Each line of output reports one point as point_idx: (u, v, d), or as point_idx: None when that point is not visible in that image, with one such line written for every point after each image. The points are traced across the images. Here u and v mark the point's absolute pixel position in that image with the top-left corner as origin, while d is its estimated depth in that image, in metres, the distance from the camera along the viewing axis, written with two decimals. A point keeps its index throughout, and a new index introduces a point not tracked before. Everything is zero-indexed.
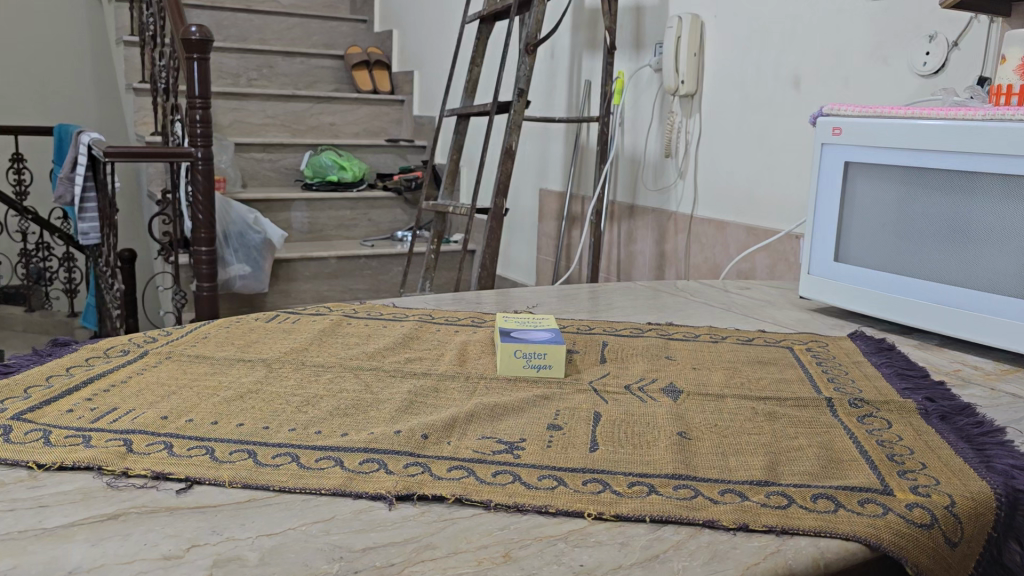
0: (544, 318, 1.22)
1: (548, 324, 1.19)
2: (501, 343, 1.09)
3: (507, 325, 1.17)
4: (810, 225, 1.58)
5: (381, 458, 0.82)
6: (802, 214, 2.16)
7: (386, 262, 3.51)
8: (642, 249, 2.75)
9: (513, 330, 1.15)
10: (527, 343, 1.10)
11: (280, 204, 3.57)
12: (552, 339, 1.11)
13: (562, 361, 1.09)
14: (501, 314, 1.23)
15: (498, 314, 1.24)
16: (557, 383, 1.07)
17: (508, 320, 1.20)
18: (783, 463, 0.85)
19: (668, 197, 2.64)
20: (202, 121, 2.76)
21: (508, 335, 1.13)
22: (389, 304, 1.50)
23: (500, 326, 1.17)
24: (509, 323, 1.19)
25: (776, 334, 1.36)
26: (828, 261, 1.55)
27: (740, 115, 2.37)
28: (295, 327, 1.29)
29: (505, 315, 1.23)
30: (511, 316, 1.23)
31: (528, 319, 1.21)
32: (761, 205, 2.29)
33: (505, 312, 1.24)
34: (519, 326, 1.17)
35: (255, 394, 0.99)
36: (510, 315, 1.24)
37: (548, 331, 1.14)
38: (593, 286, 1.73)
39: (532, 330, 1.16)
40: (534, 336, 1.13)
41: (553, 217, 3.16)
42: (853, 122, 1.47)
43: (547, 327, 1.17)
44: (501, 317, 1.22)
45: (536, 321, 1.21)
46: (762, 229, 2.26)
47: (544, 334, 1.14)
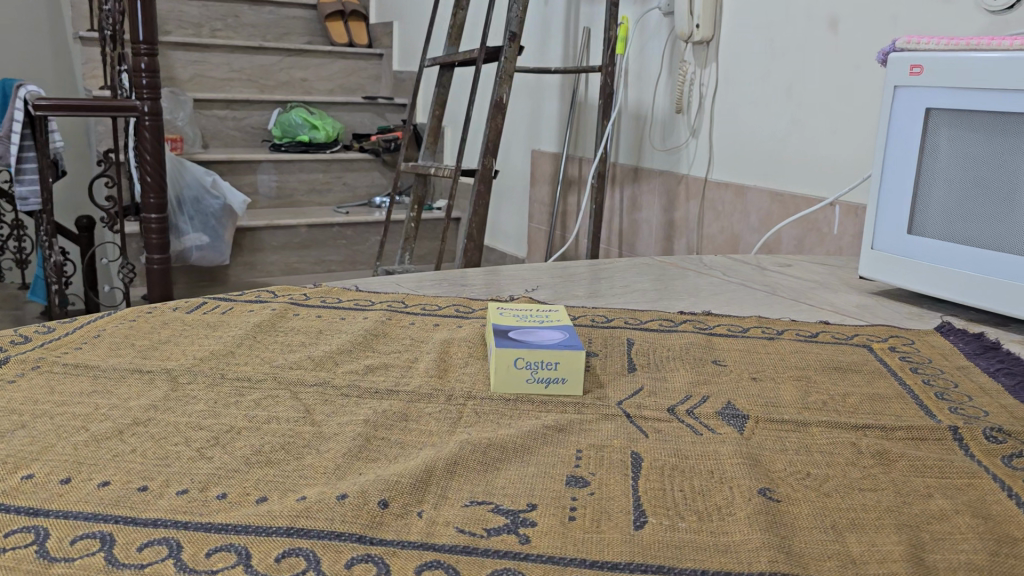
0: (554, 310, 0.93)
1: (560, 320, 0.89)
2: (496, 348, 0.79)
3: (504, 323, 0.87)
4: (874, 187, 1.27)
5: (314, 551, 0.52)
6: (836, 176, 1.85)
7: (363, 231, 3.20)
8: (647, 217, 2.46)
9: (513, 328, 0.85)
10: (532, 346, 0.79)
11: (245, 166, 3.23)
12: (566, 342, 0.81)
13: (580, 372, 0.79)
14: (495, 309, 0.93)
15: (489, 307, 0.93)
16: (574, 405, 0.77)
17: (504, 315, 0.90)
18: (930, 549, 0.55)
19: (678, 158, 2.33)
20: (148, 70, 2.41)
21: (503, 335, 0.83)
22: (354, 284, 1.20)
23: (494, 323, 0.86)
24: (506, 318, 0.89)
25: (844, 327, 1.06)
26: (896, 233, 1.24)
27: (763, 62, 2.04)
28: (224, 321, 0.98)
29: (501, 309, 0.92)
30: (510, 309, 0.92)
31: (534, 312, 0.91)
32: (787, 168, 1.99)
33: (499, 304, 0.94)
34: (521, 323, 0.87)
35: (142, 428, 0.69)
36: (507, 307, 0.94)
37: (561, 331, 0.84)
38: (604, 262, 1.43)
39: (537, 328, 0.85)
40: (541, 337, 0.83)
41: (546, 181, 2.85)
42: (937, 57, 1.16)
43: (558, 324, 0.87)
44: (495, 311, 0.92)
45: (544, 314, 0.91)
46: (788, 196, 1.97)
47: (555, 335, 0.83)
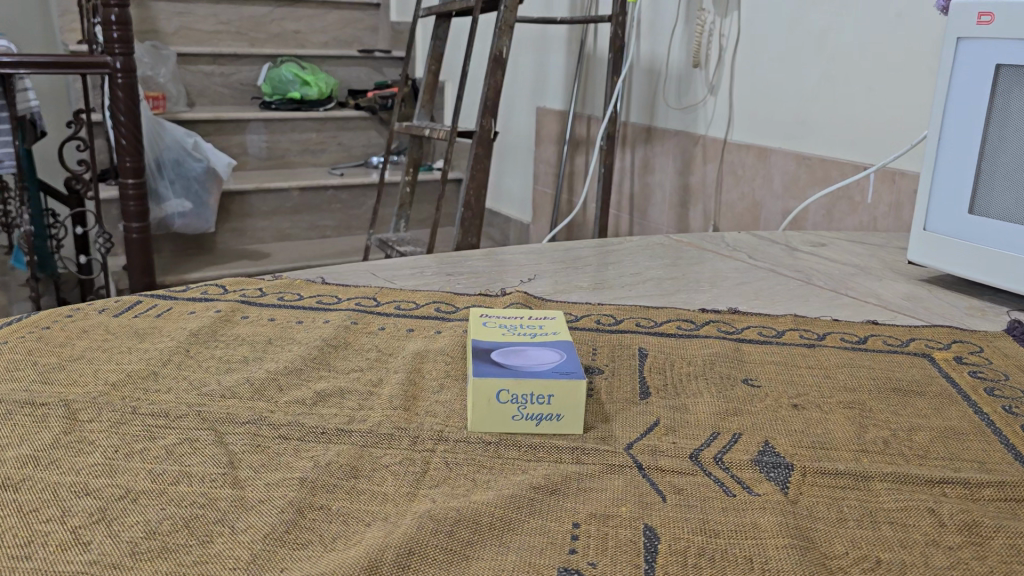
0: (551, 319, 0.76)
1: (556, 333, 0.72)
2: (474, 378, 0.62)
3: (488, 338, 0.70)
4: (929, 158, 1.09)
5: None
6: (871, 139, 1.66)
7: (358, 194, 3.03)
8: (661, 180, 2.27)
9: (498, 346, 0.69)
10: (519, 374, 0.63)
11: (233, 125, 3.05)
12: (562, 367, 0.65)
13: (581, 405, 0.63)
14: (478, 316, 0.76)
15: (472, 312, 0.77)
16: (571, 449, 0.61)
17: (490, 325, 0.73)
18: None
19: (694, 117, 2.14)
20: (119, 22, 2.21)
21: (485, 357, 0.67)
22: (322, 275, 1.04)
23: (474, 338, 0.70)
24: (492, 330, 0.73)
25: (897, 329, 0.89)
26: (954, 212, 1.06)
27: (792, 10, 1.83)
28: (156, 327, 0.83)
29: (487, 318, 0.76)
30: (497, 317, 0.76)
31: (525, 323, 0.75)
32: (816, 129, 1.79)
33: (483, 309, 0.78)
34: (508, 338, 0.71)
35: (10, 495, 0.53)
36: (492, 314, 0.77)
37: (556, 350, 0.68)
38: (612, 241, 1.25)
39: (528, 345, 0.69)
40: (532, 359, 0.66)
41: (552, 141, 2.66)
42: (1012, 3, 0.97)
43: (554, 340, 0.70)
44: (478, 320, 0.75)
45: (538, 324, 0.75)
46: (816, 161, 1.78)
47: (549, 356, 0.67)
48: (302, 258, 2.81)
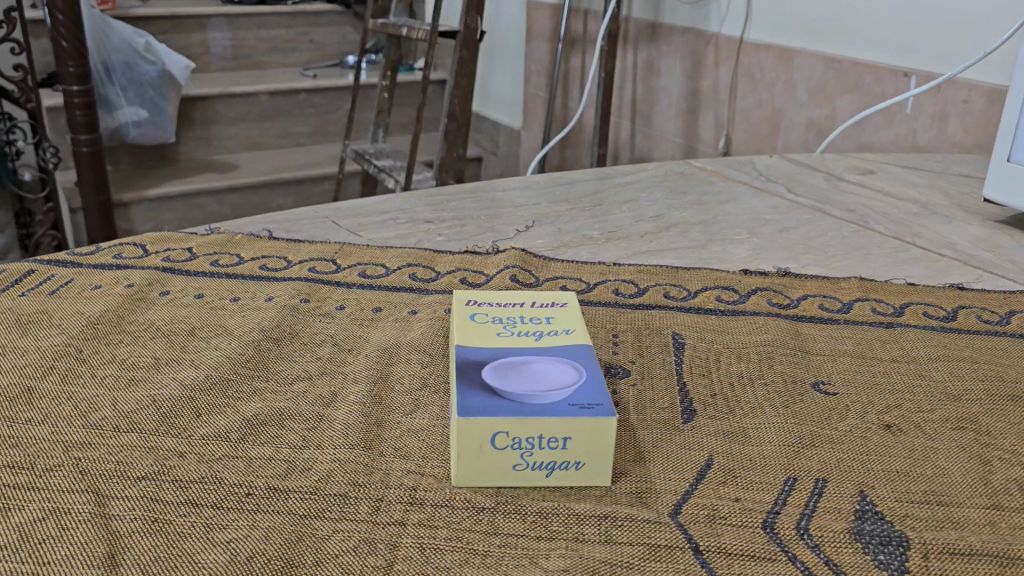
0: (563, 307, 0.57)
1: (570, 330, 0.54)
2: (458, 419, 0.44)
3: (478, 345, 0.52)
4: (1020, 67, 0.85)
5: None
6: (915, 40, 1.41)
7: (333, 98, 2.77)
8: (667, 84, 2.04)
9: (492, 358, 0.50)
10: (519, 410, 0.45)
11: (192, 22, 2.75)
12: (579, 394, 0.46)
13: (610, 450, 0.46)
14: (464, 306, 0.57)
15: (455, 299, 0.58)
16: (596, 516, 0.44)
17: (480, 323, 0.55)
18: None
19: (705, 12, 1.88)
20: None
21: (473, 379, 0.48)
22: (270, 226, 0.84)
23: (459, 347, 0.51)
24: (484, 328, 0.54)
25: (991, 297, 0.71)
26: None
27: None
28: (45, 316, 0.64)
29: (477, 308, 0.57)
30: (491, 307, 0.57)
31: (527, 315, 0.56)
32: (843, 27, 1.55)
33: (472, 292, 0.59)
34: (505, 345, 0.52)
35: None
36: (482, 298, 0.58)
37: (570, 361, 0.50)
38: (623, 172, 1.06)
39: (532, 355, 0.50)
40: (538, 379, 0.48)
41: (544, 38, 2.40)
42: None
43: (567, 346, 0.52)
44: (465, 313, 0.56)
45: (544, 317, 0.56)
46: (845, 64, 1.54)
47: (562, 373, 0.48)
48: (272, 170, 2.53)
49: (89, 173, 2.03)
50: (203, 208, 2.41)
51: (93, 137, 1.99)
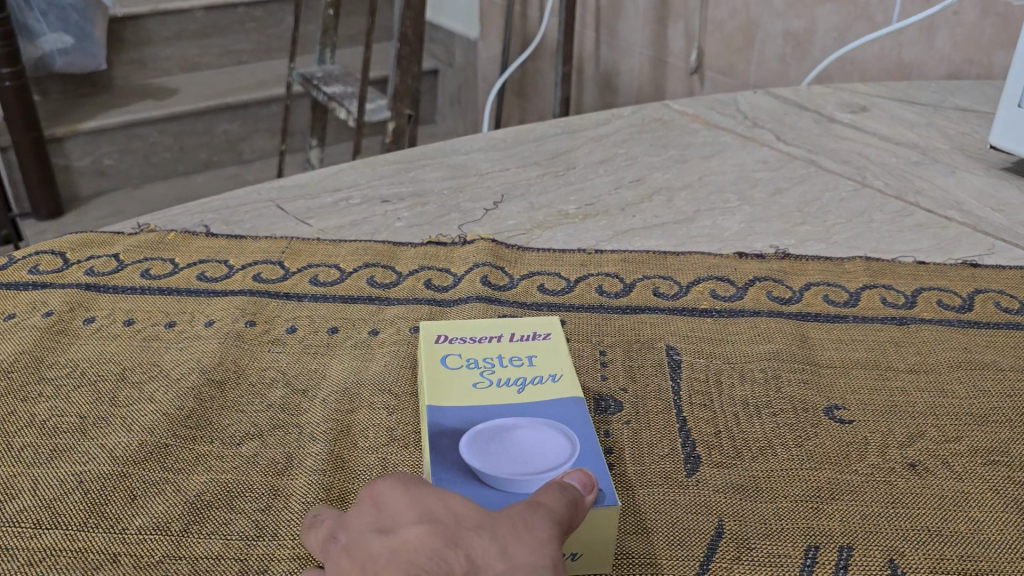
0: (546, 341, 0.51)
1: (558, 377, 0.47)
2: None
3: (453, 403, 0.45)
4: None
5: None
6: None
7: None
8: None
9: (470, 425, 0.44)
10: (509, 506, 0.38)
11: None
12: (574, 475, 0.41)
13: (611, 539, 0.40)
14: (433, 345, 0.50)
15: (423, 336, 0.51)
16: None
17: (454, 370, 0.48)
18: None
19: None
20: None
21: (448, 456, 0.42)
22: (207, 220, 0.75)
23: (430, 408, 0.45)
24: (458, 375, 0.47)
25: (1006, 276, 0.65)
26: None
27: None
28: None
29: (448, 348, 0.50)
30: (465, 345, 0.50)
31: (506, 356, 0.49)
32: None
33: (442, 326, 0.52)
34: (485, 401, 0.45)
35: None
36: (453, 332, 0.51)
37: (560, 428, 0.43)
38: (596, 121, 0.97)
39: (516, 418, 0.44)
40: (524, 453, 0.42)
41: None
42: None
43: (555, 402, 0.45)
44: (435, 356, 0.49)
45: (526, 358, 0.49)
46: None
47: (552, 446, 0.42)
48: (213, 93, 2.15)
49: (16, 109, 1.76)
50: (144, 139, 2.07)
51: (16, 69, 1.72)
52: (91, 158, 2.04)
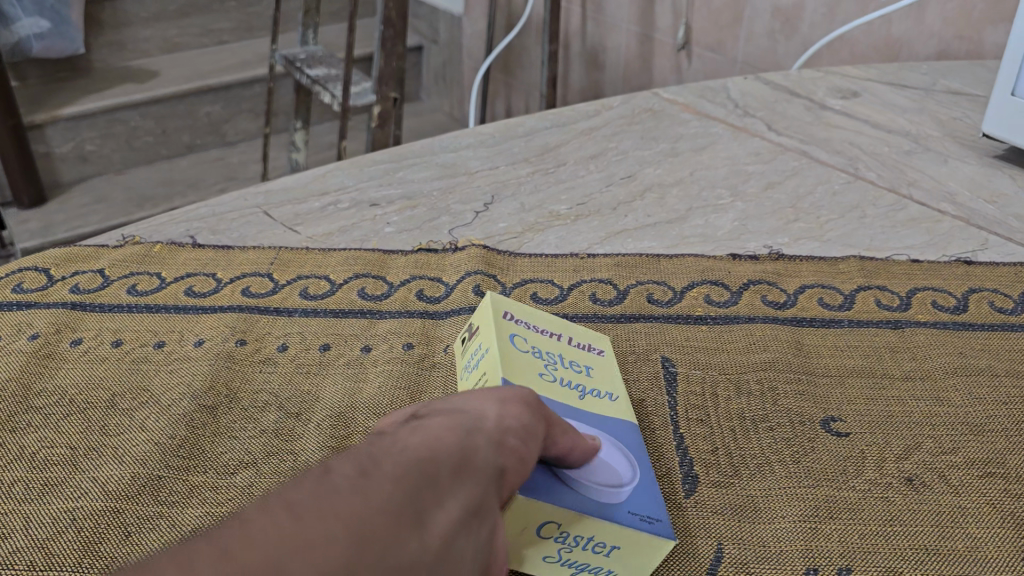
0: (600, 356, 0.51)
1: (615, 398, 0.48)
2: (523, 501, 0.38)
3: (526, 386, 0.43)
4: None
5: None
6: None
7: None
8: None
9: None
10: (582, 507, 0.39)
11: None
12: (637, 496, 0.41)
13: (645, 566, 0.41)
14: (502, 319, 0.48)
15: (491, 304, 0.48)
16: None
17: (523, 352, 0.46)
18: None
19: None
20: None
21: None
22: (194, 229, 0.75)
23: (509, 381, 0.43)
24: (524, 356, 0.46)
25: (1000, 273, 0.65)
26: None
27: None
28: None
29: (516, 328, 0.48)
30: (530, 331, 0.49)
31: (567, 358, 0.49)
32: None
33: (509, 301, 0.50)
34: (555, 397, 0.44)
35: None
36: (519, 312, 0.50)
37: (624, 449, 0.44)
38: (585, 112, 0.95)
39: (582, 424, 0.44)
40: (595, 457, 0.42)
41: None
42: None
43: (615, 420, 0.46)
44: (505, 330, 0.47)
45: (584, 367, 0.49)
46: None
47: (617, 460, 0.43)
48: (194, 73, 2.10)
49: None
50: (125, 123, 2.02)
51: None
52: (73, 142, 1.99)
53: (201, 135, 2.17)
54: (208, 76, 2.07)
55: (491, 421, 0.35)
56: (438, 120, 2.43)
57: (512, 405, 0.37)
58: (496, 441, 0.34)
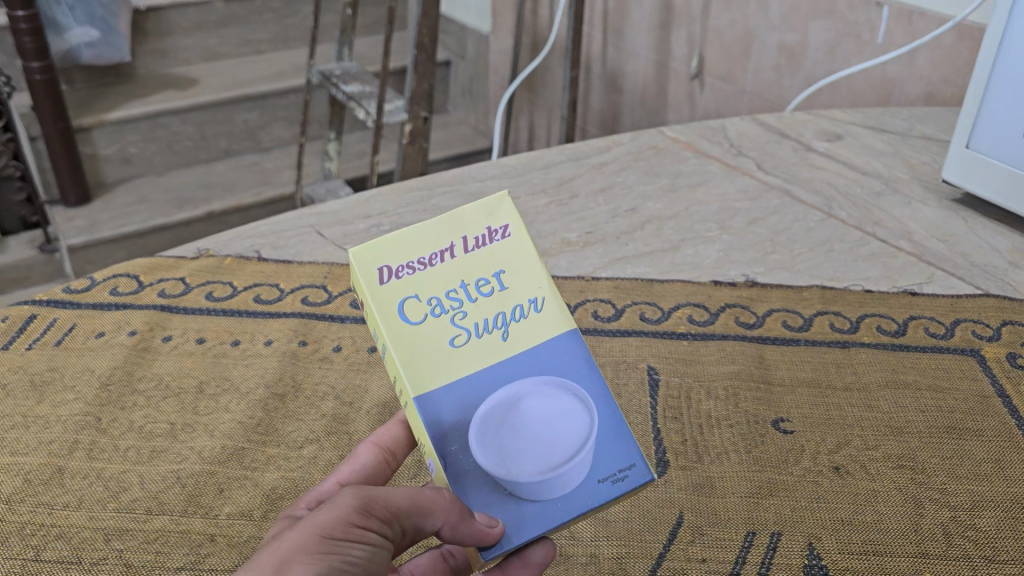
0: (505, 241, 0.45)
1: (534, 310, 0.45)
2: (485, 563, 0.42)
3: (435, 385, 0.43)
4: (982, 66, 0.88)
5: None
6: None
7: None
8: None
9: (470, 416, 0.43)
10: (550, 520, 0.42)
11: None
12: (600, 457, 0.43)
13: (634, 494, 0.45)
14: (379, 289, 0.43)
15: (361, 280, 0.43)
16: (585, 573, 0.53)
17: (420, 328, 0.43)
18: None
19: None
20: None
21: (466, 468, 0.42)
22: (257, 245, 0.87)
23: (418, 406, 0.42)
24: (420, 335, 0.43)
25: (939, 304, 0.77)
26: (1005, 132, 0.87)
27: None
28: (53, 387, 0.67)
29: (400, 285, 0.43)
30: (416, 276, 0.44)
31: (470, 283, 0.44)
32: None
33: (375, 251, 0.43)
34: (468, 371, 0.43)
35: None
36: (394, 256, 0.43)
37: (567, 397, 0.44)
38: (597, 148, 1.08)
39: (513, 393, 0.43)
40: (546, 434, 0.43)
41: None
42: None
43: (543, 349, 0.44)
44: (389, 309, 0.43)
45: (492, 280, 0.45)
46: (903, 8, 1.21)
47: (565, 424, 0.43)
48: (234, 83, 2.24)
49: (47, 102, 1.84)
50: (168, 129, 2.16)
51: (46, 63, 1.80)
52: (117, 146, 2.13)
53: (237, 141, 2.30)
54: (247, 87, 2.20)
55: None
56: (463, 133, 2.55)
57: (304, 554, 0.38)
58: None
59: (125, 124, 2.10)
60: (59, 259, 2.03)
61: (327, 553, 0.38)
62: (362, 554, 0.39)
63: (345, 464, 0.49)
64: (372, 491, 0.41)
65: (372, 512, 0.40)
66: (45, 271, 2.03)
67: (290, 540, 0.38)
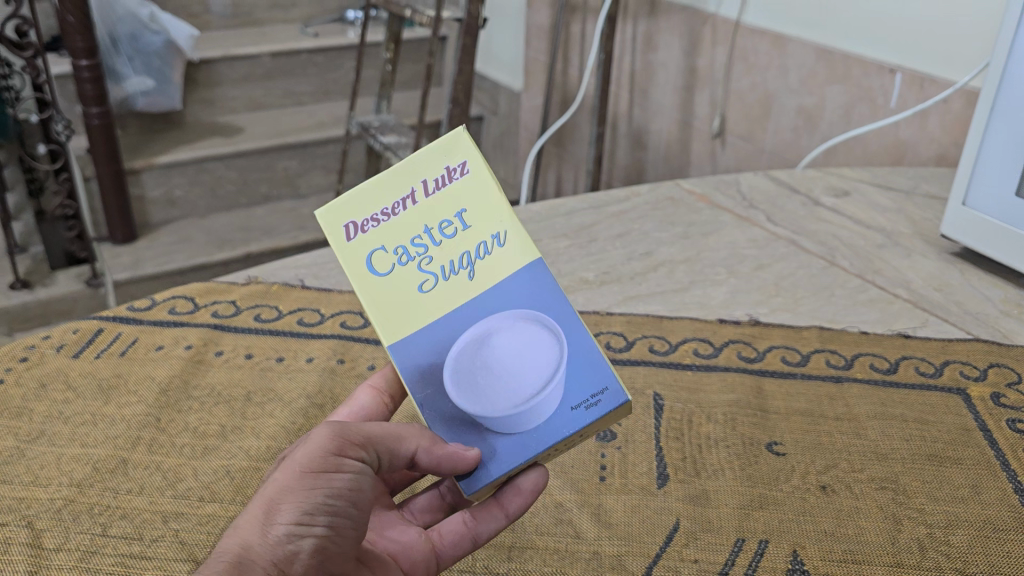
0: (465, 177, 0.53)
1: (496, 245, 0.53)
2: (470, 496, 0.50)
3: (407, 329, 0.51)
4: (975, 131, 0.95)
5: None
6: (966, 53, 1.21)
7: None
8: (667, 61, 1.81)
9: (438, 358, 0.51)
10: (531, 447, 0.49)
11: None
12: (574, 384, 0.50)
13: (622, 414, 0.52)
14: (350, 244, 0.53)
15: (334, 239, 0.53)
16: (587, 561, 0.59)
17: (393, 278, 0.52)
18: None
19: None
20: None
21: (441, 405, 0.51)
22: (301, 275, 0.96)
23: (394, 350, 0.51)
24: (392, 283, 0.52)
25: (931, 346, 0.83)
26: (998, 192, 0.93)
27: None
28: (117, 393, 0.75)
29: (369, 238, 0.53)
30: (381, 226, 0.53)
31: (434, 228, 0.53)
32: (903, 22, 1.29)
33: (341, 212, 0.53)
34: (440, 311, 0.52)
35: None
36: (360, 214, 0.53)
37: (538, 331, 0.51)
38: (618, 197, 1.16)
39: (485, 331, 0.51)
40: (517, 366, 0.50)
41: None
42: None
43: (505, 281, 0.52)
44: (363, 266, 0.52)
45: (455, 221, 0.53)
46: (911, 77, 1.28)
47: (535, 355, 0.50)
48: (277, 132, 2.36)
49: (103, 145, 1.96)
50: (213, 172, 2.28)
51: (104, 109, 1.92)
52: (165, 188, 2.25)
53: (277, 186, 2.42)
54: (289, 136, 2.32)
55: (269, 528, 0.45)
56: None
57: (292, 492, 0.46)
58: (279, 551, 0.45)
59: (173, 167, 2.22)
60: (104, 293, 2.10)
61: (311, 487, 0.46)
62: (344, 482, 0.47)
63: (344, 407, 0.58)
64: (345, 426, 0.48)
65: (347, 444, 0.48)
66: (89, 305, 2.11)
67: (281, 480, 0.46)
